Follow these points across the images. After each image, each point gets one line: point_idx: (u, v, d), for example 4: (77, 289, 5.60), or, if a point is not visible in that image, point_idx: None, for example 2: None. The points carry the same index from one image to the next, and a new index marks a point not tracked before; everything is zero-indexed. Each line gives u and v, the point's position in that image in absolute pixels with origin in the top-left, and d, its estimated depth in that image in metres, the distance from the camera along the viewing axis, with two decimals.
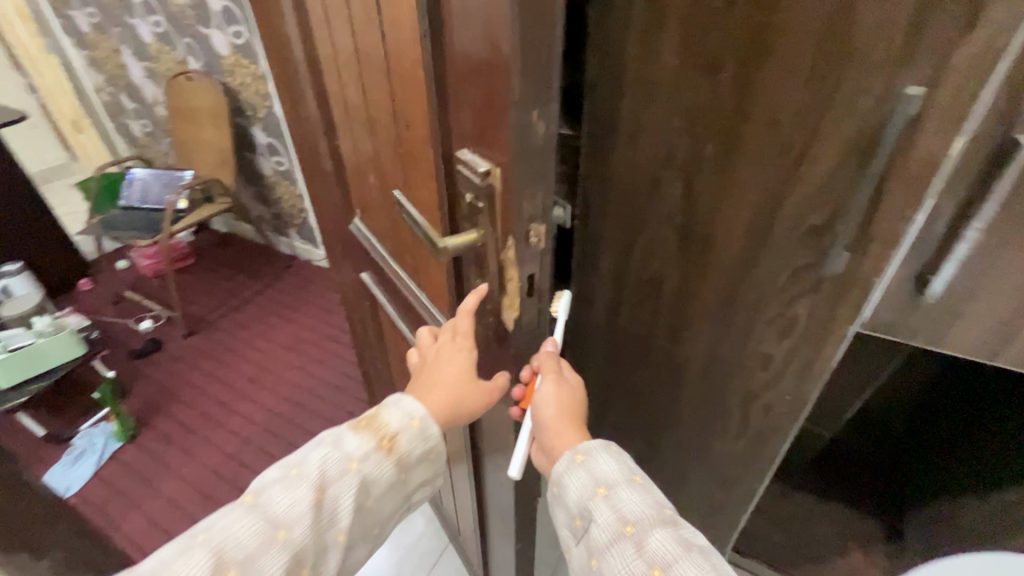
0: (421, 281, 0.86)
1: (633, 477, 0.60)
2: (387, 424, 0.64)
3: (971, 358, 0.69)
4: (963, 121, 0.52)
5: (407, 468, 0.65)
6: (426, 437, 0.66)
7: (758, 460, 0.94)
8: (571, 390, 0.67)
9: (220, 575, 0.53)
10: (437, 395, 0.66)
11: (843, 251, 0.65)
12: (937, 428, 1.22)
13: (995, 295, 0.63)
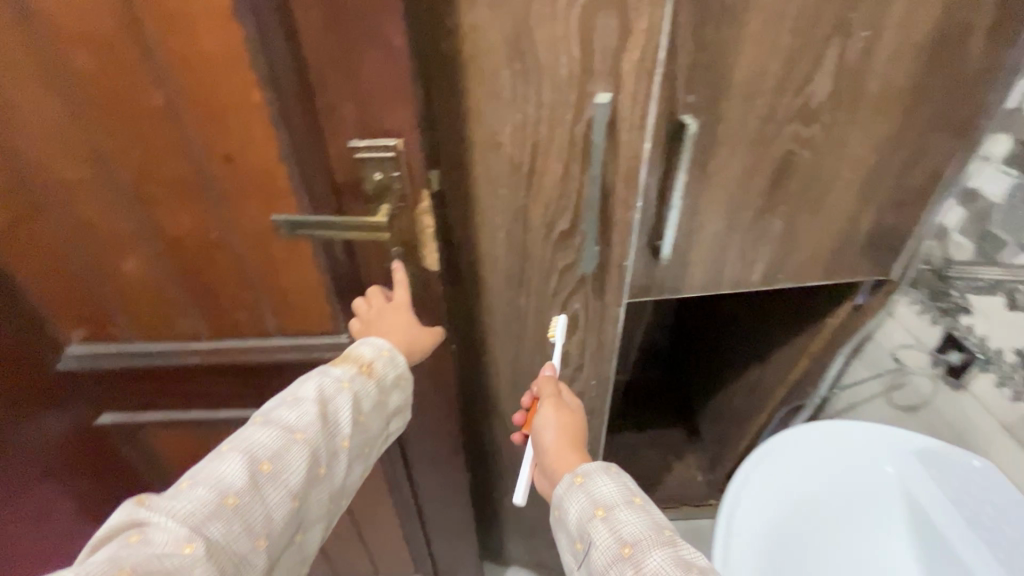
0: (263, 336, 0.69)
1: (634, 498, 0.52)
2: (358, 350, 0.59)
3: (701, 290, 0.85)
4: (643, 118, 0.57)
5: (392, 386, 0.60)
6: (396, 366, 0.60)
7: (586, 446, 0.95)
8: (572, 415, 0.65)
9: (255, 470, 0.49)
10: (398, 331, 0.63)
11: (594, 245, 0.66)
12: (702, 337, 1.42)
13: (703, 238, 0.78)
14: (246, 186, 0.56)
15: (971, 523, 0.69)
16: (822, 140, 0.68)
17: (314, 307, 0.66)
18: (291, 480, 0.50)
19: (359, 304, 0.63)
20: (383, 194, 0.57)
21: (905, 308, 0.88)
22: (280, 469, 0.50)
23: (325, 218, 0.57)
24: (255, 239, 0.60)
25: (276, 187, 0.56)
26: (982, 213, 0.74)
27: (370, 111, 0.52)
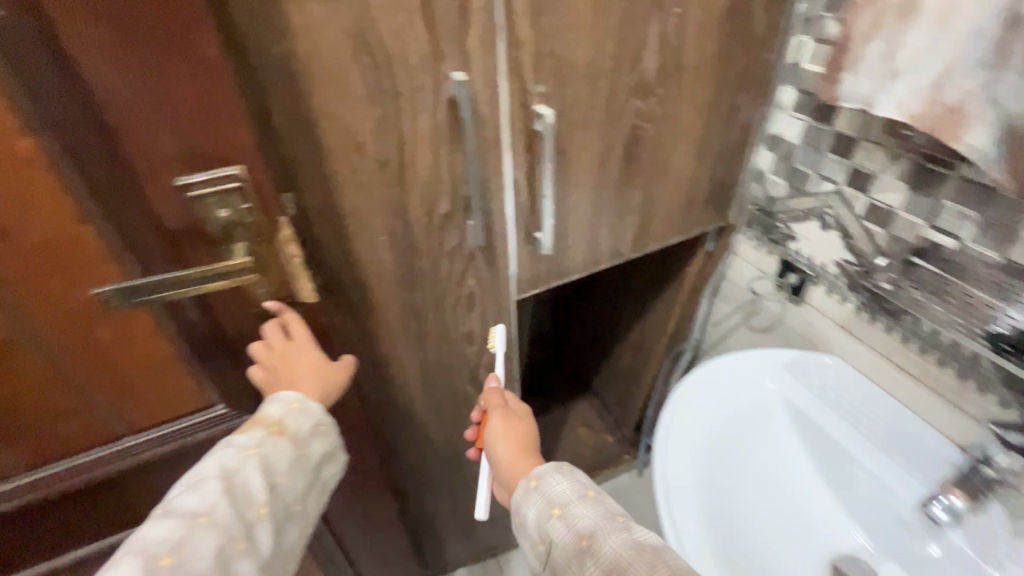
0: (109, 441, 0.56)
1: (587, 491, 0.52)
2: (265, 411, 0.56)
3: (585, 269, 0.88)
4: (495, 88, 0.60)
5: (311, 437, 0.58)
6: (311, 416, 0.58)
7: None
8: (519, 421, 0.67)
9: (155, 568, 0.45)
10: (308, 381, 0.59)
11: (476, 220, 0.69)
12: (581, 314, 1.50)
13: (579, 219, 0.80)
14: (41, 257, 0.44)
15: (841, 414, 0.79)
16: (662, 111, 0.75)
17: (167, 381, 0.55)
18: (200, 564, 0.47)
19: (256, 349, 0.56)
20: (233, 232, 0.49)
21: (746, 245, 0.99)
22: (186, 559, 0.46)
23: (176, 274, 0.48)
24: (63, 321, 0.47)
25: (87, 248, 0.45)
26: (785, 152, 0.85)
27: (196, 136, 0.44)
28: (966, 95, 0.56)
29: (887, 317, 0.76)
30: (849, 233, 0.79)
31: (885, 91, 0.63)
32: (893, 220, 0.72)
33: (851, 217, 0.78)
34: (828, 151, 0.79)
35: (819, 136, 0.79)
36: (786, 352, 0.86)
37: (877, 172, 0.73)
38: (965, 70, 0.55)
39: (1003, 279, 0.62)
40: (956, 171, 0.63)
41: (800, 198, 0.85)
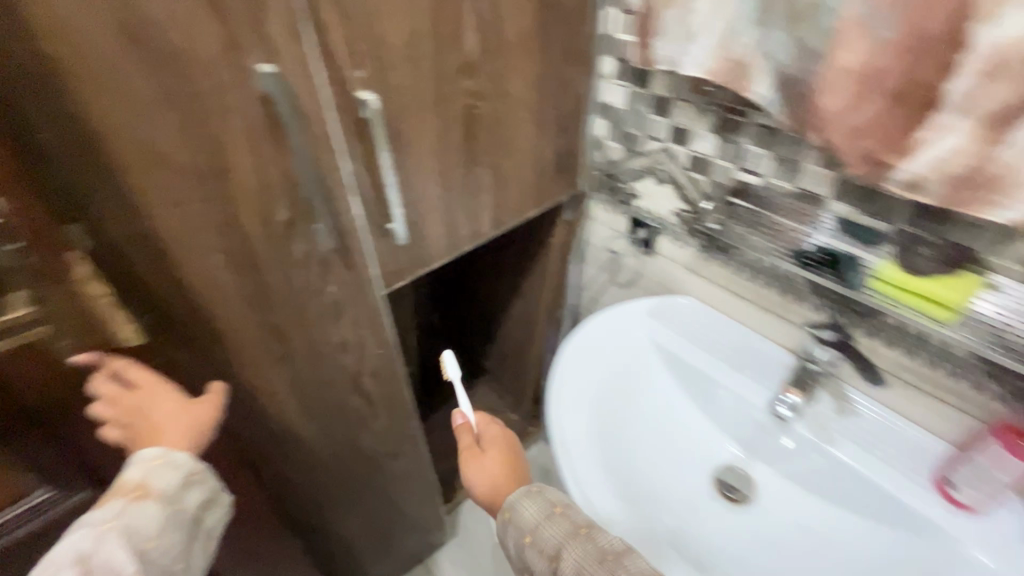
0: None
1: (552, 510, 0.63)
2: (125, 476, 0.54)
3: (449, 253, 0.88)
4: (313, 80, 0.56)
5: (182, 489, 0.57)
6: (179, 467, 0.57)
7: (402, 421, 0.97)
8: (489, 454, 0.74)
9: None
10: (174, 434, 0.58)
11: (322, 223, 0.65)
12: (461, 302, 1.49)
13: (432, 206, 0.80)
14: None
15: (698, 345, 0.88)
16: (492, 89, 0.76)
17: None
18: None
19: (99, 410, 0.54)
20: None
21: (600, 209, 1.06)
22: None
23: None
24: None
25: None
26: (615, 118, 0.92)
27: None
28: (748, 49, 0.64)
29: (722, 254, 0.86)
30: (679, 185, 0.88)
31: (686, 53, 0.70)
32: (709, 168, 0.81)
33: (678, 170, 0.86)
34: (649, 113, 0.86)
35: (640, 101, 0.87)
36: (646, 303, 0.96)
37: (691, 126, 0.81)
38: (742, 29, 0.64)
39: (797, 206, 0.73)
40: (749, 118, 0.72)
41: (635, 159, 0.93)
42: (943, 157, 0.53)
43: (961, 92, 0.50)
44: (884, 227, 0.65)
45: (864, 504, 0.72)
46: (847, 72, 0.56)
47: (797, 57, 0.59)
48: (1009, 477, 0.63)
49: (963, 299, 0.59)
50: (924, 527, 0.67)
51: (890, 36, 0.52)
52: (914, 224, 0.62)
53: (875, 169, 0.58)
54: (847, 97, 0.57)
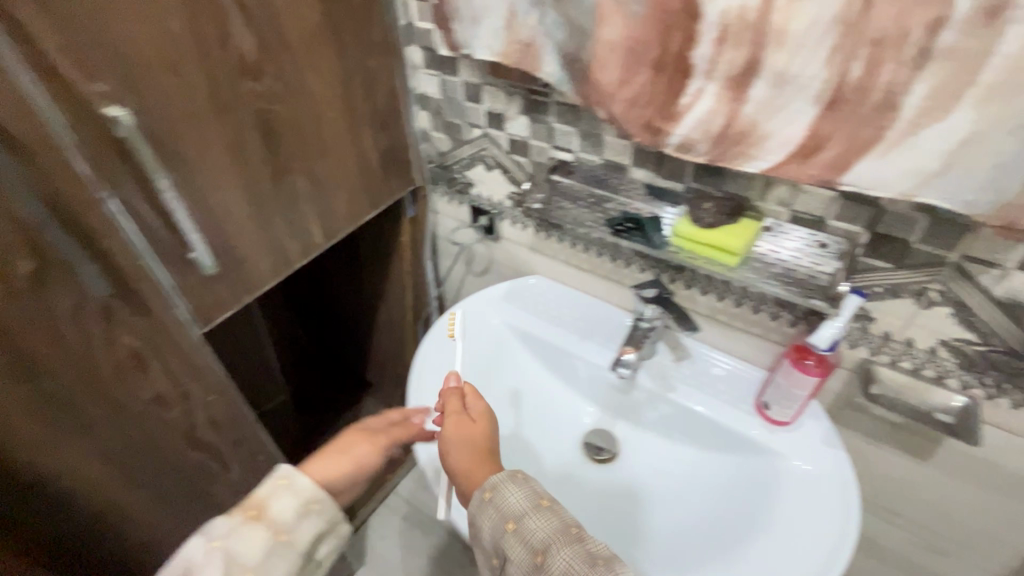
0: None
1: (540, 501, 0.56)
2: (253, 493, 0.60)
3: (280, 274, 0.81)
4: (26, 100, 0.47)
5: (297, 519, 0.60)
6: (299, 494, 0.61)
7: (262, 461, 0.89)
8: (474, 424, 0.68)
9: None
10: (315, 466, 0.68)
11: (87, 265, 0.56)
12: (326, 319, 1.39)
13: (244, 227, 0.72)
14: None
15: (552, 321, 0.91)
16: (285, 90, 0.70)
17: None
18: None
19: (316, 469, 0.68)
20: None
21: (441, 202, 1.05)
22: None
23: None
24: None
25: None
26: (435, 108, 0.91)
27: None
28: (531, 30, 0.65)
29: (557, 230, 0.89)
30: (507, 168, 0.89)
31: (477, 38, 0.70)
32: (529, 149, 0.83)
33: (503, 155, 0.88)
34: (464, 100, 0.86)
35: (453, 90, 0.86)
36: (500, 287, 0.98)
37: (504, 109, 0.82)
38: (523, 11, 0.64)
39: (608, 176, 0.77)
40: (550, 97, 0.74)
41: (462, 147, 0.93)
42: (705, 119, 0.59)
43: (706, 58, 0.55)
44: (679, 186, 0.70)
45: (706, 438, 0.80)
46: (616, 46, 0.59)
47: (571, 36, 0.61)
48: (804, 392, 0.70)
49: (746, 241, 0.64)
50: (753, 448, 0.76)
51: (642, 10, 0.55)
52: (699, 180, 0.68)
53: (656, 134, 0.63)
54: (619, 70, 0.60)
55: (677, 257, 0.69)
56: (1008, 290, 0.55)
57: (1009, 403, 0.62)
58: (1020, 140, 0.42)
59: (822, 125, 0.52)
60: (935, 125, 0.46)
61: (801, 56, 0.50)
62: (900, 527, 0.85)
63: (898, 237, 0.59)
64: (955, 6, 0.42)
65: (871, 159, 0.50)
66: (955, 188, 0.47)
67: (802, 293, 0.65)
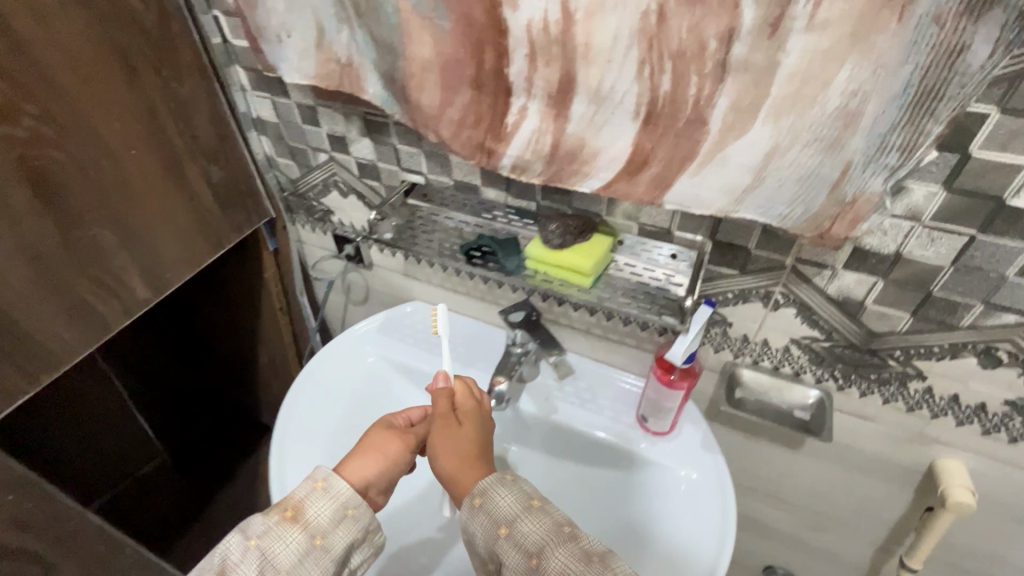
0: None
1: (531, 501, 0.54)
2: (290, 493, 0.54)
3: (96, 342, 0.69)
4: None
5: (333, 524, 0.53)
6: (336, 498, 0.54)
7: (106, 554, 0.77)
8: (463, 427, 0.60)
9: None
10: (353, 462, 0.58)
11: None
12: (206, 363, 1.23)
13: (24, 297, 0.60)
14: None
15: (431, 352, 0.85)
16: (58, 132, 0.59)
17: None
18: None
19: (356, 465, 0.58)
20: None
21: (304, 232, 0.95)
22: None
23: None
24: None
25: None
26: (275, 133, 0.82)
27: None
28: (343, 48, 0.58)
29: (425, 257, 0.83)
30: (362, 194, 0.82)
31: (286, 59, 0.62)
32: (380, 172, 0.77)
33: (356, 179, 0.80)
34: (303, 124, 0.77)
35: (289, 113, 0.77)
36: (367, 322, 0.90)
37: (345, 133, 0.74)
38: (331, 28, 0.57)
39: (462, 197, 0.73)
40: (388, 118, 0.68)
41: (313, 173, 0.84)
42: (534, 138, 0.55)
43: (523, 75, 0.51)
44: (532, 204, 0.68)
45: (592, 456, 0.78)
46: (430, 64, 0.54)
47: (382, 54, 0.55)
48: (672, 404, 0.69)
49: (595, 262, 0.61)
50: (637, 462, 0.74)
51: (448, 27, 0.50)
52: (549, 199, 0.65)
53: (490, 157, 0.58)
54: (438, 90, 0.55)
55: (530, 283, 0.65)
56: (839, 289, 0.56)
57: (857, 392, 0.64)
58: (815, 153, 0.42)
59: (643, 141, 0.50)
60: (741, 139, 0.44)
61: (612, 71, 0.47)
62: (791, 514, 0.87)
63: (738, 245, 0.58)
64: (742, 16, 0.39)
65: (689, 176, 0.48)
66: (769, 200, 0.46)
67: (654, 309, 0.62)
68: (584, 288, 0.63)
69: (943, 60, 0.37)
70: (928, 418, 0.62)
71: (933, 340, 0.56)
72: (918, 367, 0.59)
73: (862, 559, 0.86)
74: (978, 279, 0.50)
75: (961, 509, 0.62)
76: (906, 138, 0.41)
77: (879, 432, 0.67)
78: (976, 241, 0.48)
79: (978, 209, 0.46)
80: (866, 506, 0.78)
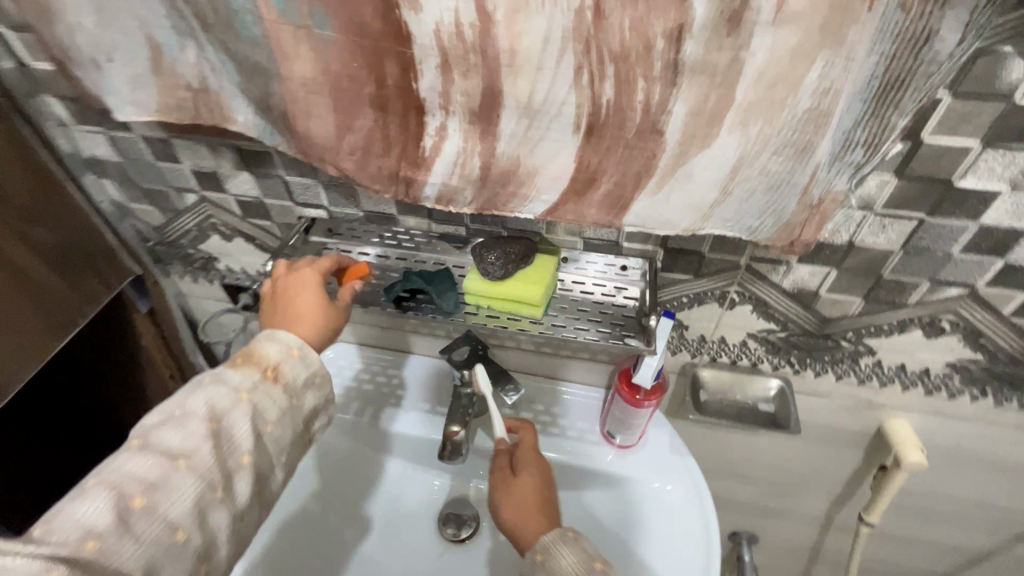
0: None
1: (594, 562, 0.50)
2: (261, 353, 0.49)
3: None
4: None
5: (306, 388, 0.50)
6: (310, 367, 0.50)
7: None
8: (523, 476, 0.59)
9: (125, 505, 0.40)
10: (312, 327, 0.52)
11: None
12: None
13: None
14: None
15: (367, 402, 0.74)
16: None
17: None
18: (175, 510, 0.42)
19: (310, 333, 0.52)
20: None
21: (184, 284, 0.78)
22: (159, 501, 0.41)
23: None
24: None
25: None
26: (120, 174, 0.65)
27: None
28: (194, 69, 0.45)
29: None
30: (251, 236, 0.68)
31: (113, 89, 0.47)
32: (270, 210, 0.63)
33: (240, 221, 0.66)
34: (157, 161, 0.62)
35: (136, 151, 0.61)
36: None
37: (216, 168, 0.60)
38: (172, 44, 0.44)
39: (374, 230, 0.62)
40: (269, 147, 0.56)
41: (182, 218, 0.68)
42: (459, 162, 0.46)
43: (438, 90, 0.42)
44: (460, 229, 0.59)
45: (567, 479, 0.72)
46: (315, 85, 0.42)
47: (249, 76, 0.43)
48: (641, 420, 0.65)
49: (546, 289, 0.54)
50: (609, 479, 0.71)
51: (334, 38, 0.40)
52: (477, 222, 0.58)
53: (409, 187, 0.49)
54: (331, 116, 0.44)
55: (476, 321, 0.57)
56: (795, 282, 0.55)
57: (813, 373, 0.64)
58: (784, 160, 0.38)
59: (588, 156, 0.43)
60: (704, 152, 0.39)
61: (545, 80, 0.40)
62: (751, 486, 0.89)
63: (691, 250, 0.54)
64: (692, 10, 0.34)
65: (648, 196, 0.43)
66: (740, 213, 0.41)
67: (615, 330, 0.56)
68: (536, 319, 0.56)
69: (910, 48, 0.34)
70: (877, 387, 0.64)
71: (884, 319, 0.56)
72: (869, 345, 0.59)
73: (814, 512, 0.90)
74: (926, 259, 0.50)
75: (914, 468, 0.64)
76: (870, 134, 0.38)
77: (833, 405, 0.68)
78: (925, 223, 0.47)
79: (928, 193, 0.45)
80: (819, 468, 0.81)
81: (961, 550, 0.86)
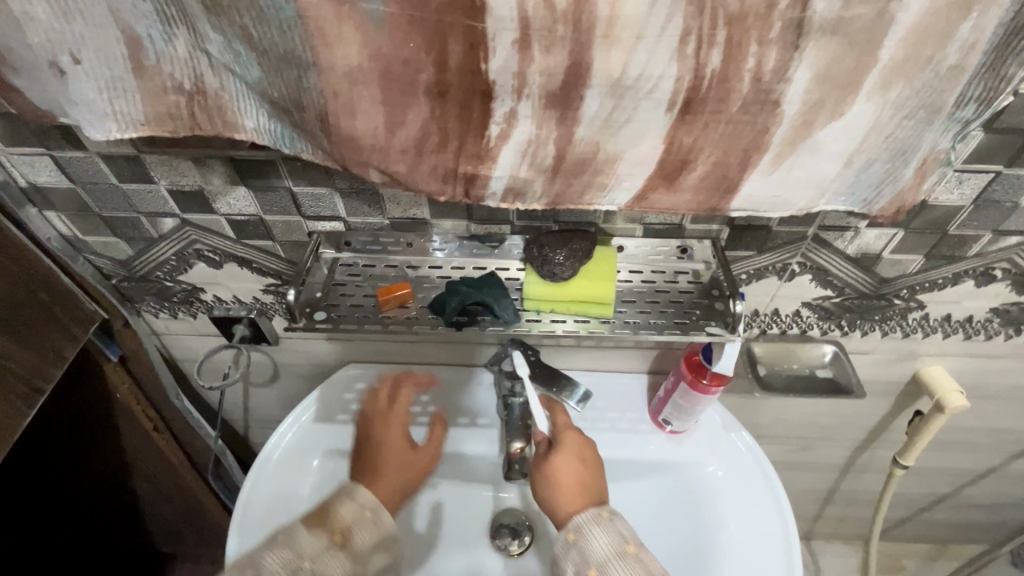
0: None
1: (626, 545, 0.47)
2: (335, 511, 0.50)
3: None
4: None
5: (371, 551, 0.50)
6: (381, 529, 0.51)
7: None
8: (564, 452, 0.55)
9: None
10: (386, 486, 0.55)
11: None
12: (93, 506, 0.82)
13: None
14: None
15: None
16: None
17: None
18: None
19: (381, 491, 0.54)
20: None
21: (159, 322, 0.67)
22: None
23: None
24: None
25: None
26: (70, 202, 0.53)
27: None
28: (188, 66, 0.35)
29: None
30: (246, 259, 0.58)
31: (75, 99, 0.36)
32: (272, 228, 0.54)
33: (232, 244, 0.56)
34: (121, 183, 0.50)
35: (94, 173, 0.49)
36: (287, 428, 0.66)
37: (202, 185, 0.50)
38: (157, 35, 0.34)
39: (402, 237, 0.54)
40: (275, 152, 0.46)
41: (156, 247, 0.57)
42: (530, 151, 0.40)
43: (512, 70, 0.35)
44: (504, 227, 0.53)
45: (614, 474, 0.69)
46: (360, 73, 0.34)
47: (273, 69, 0.34)
48: (702, 405, 0.62)
49: (614, 285, 0.50)
50: (666, 465, 0.68)
51: (385, 13, 0.32)
52: (525, 218, 0.52)
53: (469, 186, 0.42)
54: (379, 110, 0.36)
55: (541, 327, 0.51)
56: (860, 247, 0.53)
57: (860, 333, 0.64)
58: (915, 124, 0.36)
59: (681, 136, 0.38)
60: (833, 123, 0.35)
61: (642, 51, 0.34)
62: (779, 445, 0.90)
63: (759, 225, 0.51)
64: None
65: (759, 175, 0.39)
66: (858, 185, 0.39)
67: (692, 318, 0.52)
68: (604, 319, 0.51)
69: None
70: (921, 339, 0.65)
71: (940, 273, 0.56)
72: (920, 300, 0.59)
73: (837, 459, 0.93)
74: (993, 211, 0.49)
75: (955, 410, 0.66)
76: (986, 88, 0.35)
77: (875, 361, 0.69)
78: (999, 176, 0.46)
79: (1009, 145, 0.44)
80: (847, 420, 0.83)
81: (969, 474, 0.92)
